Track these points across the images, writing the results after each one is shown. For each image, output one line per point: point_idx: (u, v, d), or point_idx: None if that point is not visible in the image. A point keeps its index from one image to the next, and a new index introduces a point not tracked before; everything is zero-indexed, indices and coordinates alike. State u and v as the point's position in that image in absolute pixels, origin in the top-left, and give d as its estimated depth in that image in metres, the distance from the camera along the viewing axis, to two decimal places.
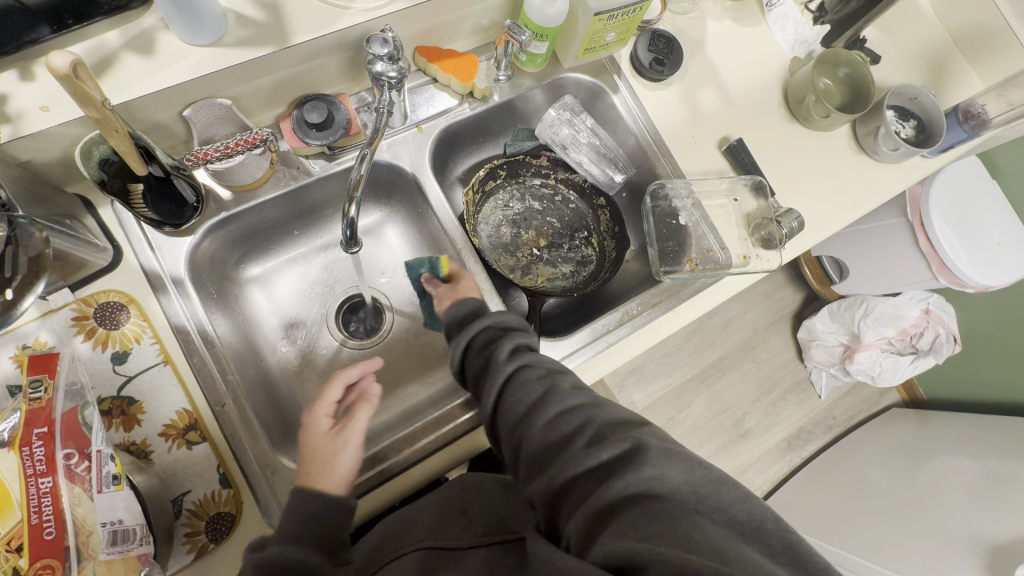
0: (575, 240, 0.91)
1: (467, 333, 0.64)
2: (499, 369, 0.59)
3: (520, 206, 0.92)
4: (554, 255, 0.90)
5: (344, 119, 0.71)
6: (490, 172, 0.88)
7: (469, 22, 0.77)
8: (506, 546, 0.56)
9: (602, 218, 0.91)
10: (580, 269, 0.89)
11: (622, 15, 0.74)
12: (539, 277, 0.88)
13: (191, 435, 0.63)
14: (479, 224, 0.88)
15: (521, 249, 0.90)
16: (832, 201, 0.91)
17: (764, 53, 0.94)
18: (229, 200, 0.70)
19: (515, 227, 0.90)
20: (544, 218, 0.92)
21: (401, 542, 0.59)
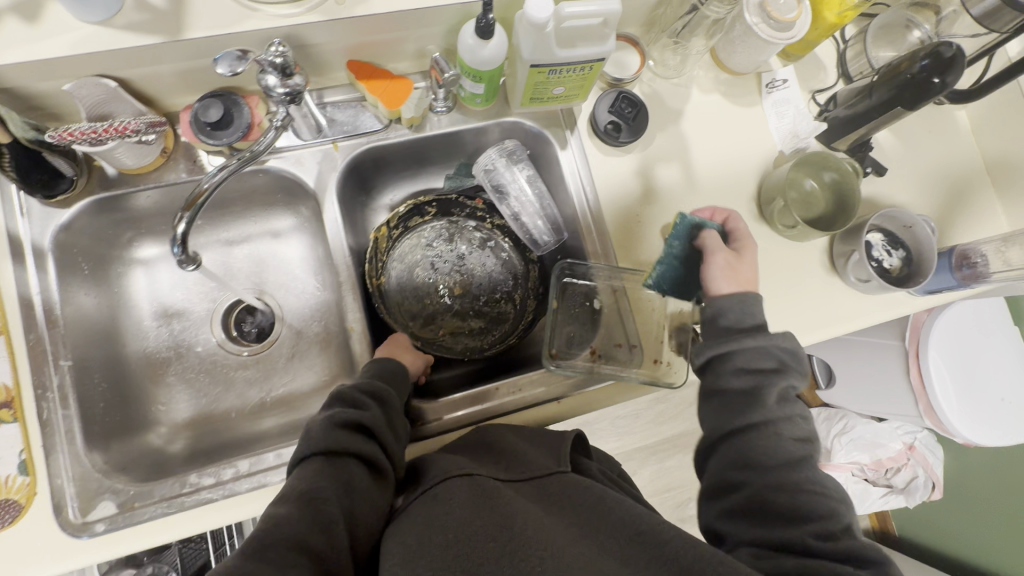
0: (494, 295, 0.85)
1: (730, 344, 0.63)
2: (768, 422, 0.60)
3: (444, 248, 0.86)
4: (465, 308, 0.84)
5: (244, 122, 0.67)
6: (416, 208, 0.84)
7: (411, 45, 0.72)
8: (544, 478, 0.60)
9: (531, 275, 0.86)
10: (492, 327, 0.84)
11: (567, 71, 0.67)
12: (442, 330, 0.83)
13: (3, 412, 0.61)
14: (390, 262, 0.83)
15: (430, 297, 0.84)
16: (783, 319, 0.80)
17: (749, 138, 0.84)
18: (115, 179, 0.68)
19: (431, 271, 0.84)
20: (466, 266, 0.86)
21: (440, 470, 0.59)
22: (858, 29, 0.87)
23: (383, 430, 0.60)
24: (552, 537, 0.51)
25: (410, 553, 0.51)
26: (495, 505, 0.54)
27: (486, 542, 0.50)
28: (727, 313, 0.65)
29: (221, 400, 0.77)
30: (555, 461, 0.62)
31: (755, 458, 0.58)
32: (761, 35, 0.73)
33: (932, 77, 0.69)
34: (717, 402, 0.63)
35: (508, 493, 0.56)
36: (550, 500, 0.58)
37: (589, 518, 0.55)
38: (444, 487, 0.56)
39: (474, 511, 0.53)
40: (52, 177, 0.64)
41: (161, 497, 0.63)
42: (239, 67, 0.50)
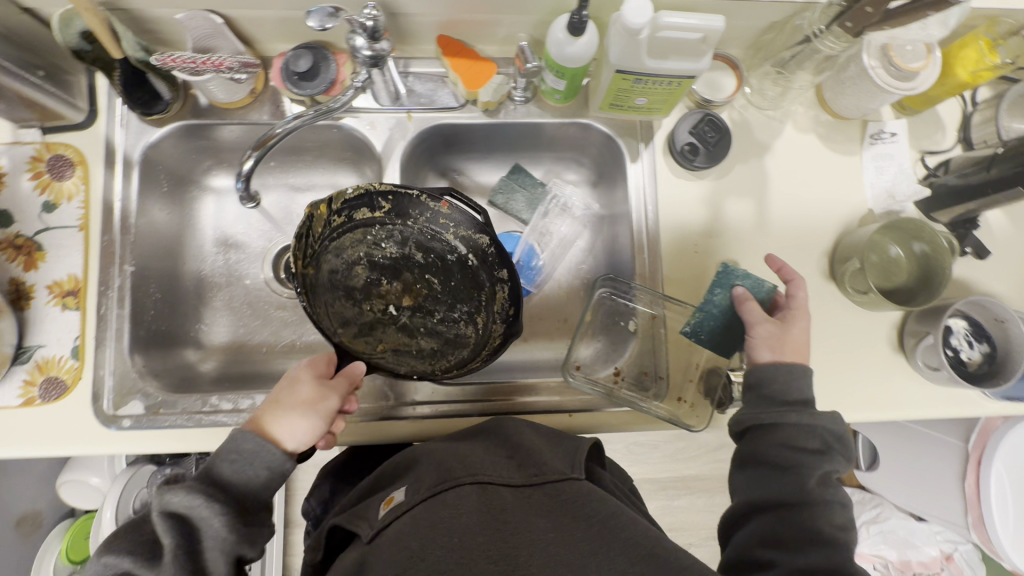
0: (455, 313, 0.74)
1: (779, 419, 0.60)
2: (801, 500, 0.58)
3: (394, 248, 0.74)
4: (415, 322, 0.75)
5: (329, 77, 0.69)
6: (365, 196, 0.68)
7: (501, 29, 0.71)
8: (556, 486, 0.60)
9: (497, 296, 0.71)
10: (440, 348, 0.74)
11: (652, 83, 0.64)
12: (379, 345, 0.73)
13: (68, 299, 0.67)
14: (326, 254, 0.71)
15: (376, 301, 0.75)
16: (829, 388, 0.74)
17: (837, 188, 0.77)
18: (206, 110, 0.73)
19: (377, 273, 0.75)
20: (424, 275, 0.75)
21: (449, 472, 0.61)
22: (993, 93, 0.78)
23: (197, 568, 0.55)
24: (556, 562, 0.52)
25: (412, 558, 0.52)
26: (500, 521, 0.56)
27: (486, 562, 0.52)
28: (773, 383, 0.61)
29: (256, 334, 0.81)
30: (569, 466, 0.61)
31: (783, 534, 0.57)
32: (876, 80, 0.67)
33: None
34: (751, 470, 0.61)
35: (516, 509, 0.58)
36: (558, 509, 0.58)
37: (598, 530, 0.55)
38: (453, 494, 0.58)
39: (481, 525, 0.55)
40: (151, 97, 0.69)
41: (183, 410, 0.68)
42: (329, 23, 0.52)
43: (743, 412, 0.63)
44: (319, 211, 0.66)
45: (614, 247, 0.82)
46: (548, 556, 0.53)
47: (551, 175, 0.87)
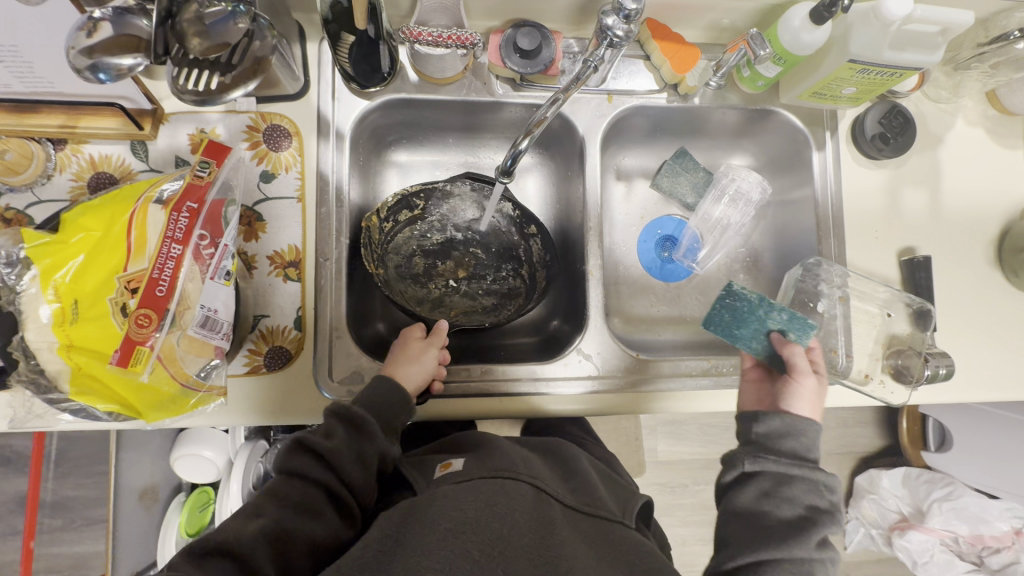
0: (508, 267, 0.81)
1: (790, 471, 0.62)
2: (810, 561, 0.58)
3: (438, 236, 0.81)
4: (474, 289, 0.81)
5: (548, 59, 0.69)
6: (404, 200, 0.77)
7: (710, 15, 0.73)
8: (606, 523, 0.57)
9: (533, 251, 0.79)
10: (501, 303, 0.80)
11: (876, 73, 0.66)
12: (450, 312, 0.79)
13: (290, 270, 0.68)
14: (388, 253, 0.78)
15: (433, 283, 0.80)
16: (1001, 370, 0.76)
17: (1005, 181, 0.81)
18: (414, 85, 0.73)
19: (430, 258, 0.81)
20: (468, 247, 0.82)
21: (509, 465, 0.59)
22: None
23: (347, 467, 0.59)
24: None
25: (463, 525, 0.50)
26: (550, 528, 0.53)
27: (524, 560, 0.49)
28: (796, 438, 0.64)
29: None
30: (620, 512, 0.60)
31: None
32: None
33: None
34: (753, 522, 0.61)
35: (566, 524, 0.55)
36: (605, 544, 0.55)
37: (635, 575, 0.51)
38: (512, 485, 0.56)
39: (529, 521, 0.53)
40: (372, 69, 0.70)
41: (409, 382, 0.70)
42: None
43: (752, 451, 0.65)
44: (374, 218, 0.74)
45: (786, 232, 0.85)
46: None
47: (718, 160, 0.89)
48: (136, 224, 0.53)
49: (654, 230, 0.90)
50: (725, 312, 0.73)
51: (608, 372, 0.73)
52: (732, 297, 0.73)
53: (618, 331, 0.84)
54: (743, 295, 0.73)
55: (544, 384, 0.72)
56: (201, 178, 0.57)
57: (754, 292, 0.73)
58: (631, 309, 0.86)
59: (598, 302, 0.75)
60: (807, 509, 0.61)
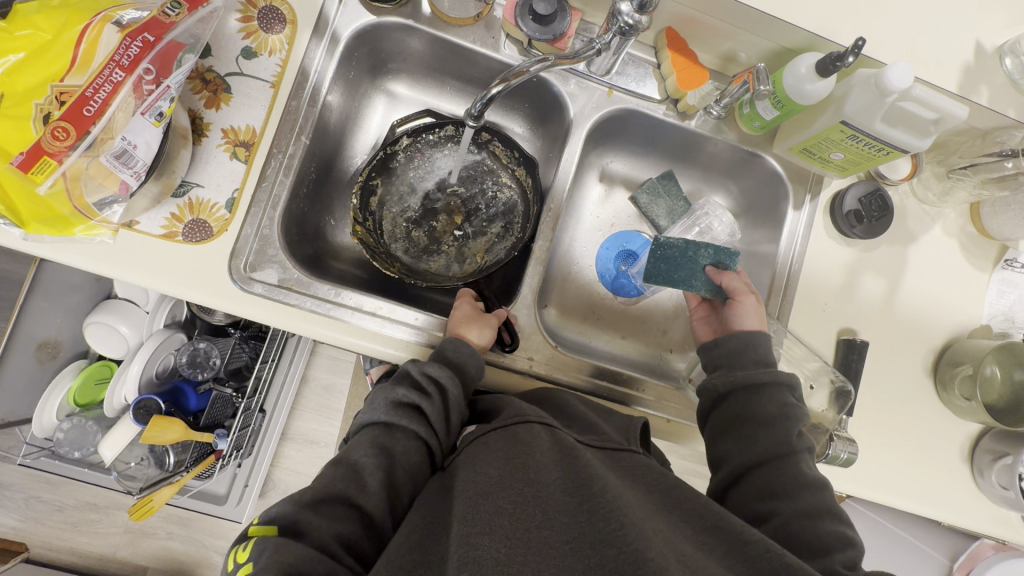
0: (502, 189, 0.82)
1: (763, 377, 0.62)
2: (794, 453, 0.58)
3: (415, 200, 0.81)
4: (475, 225, 0.82)
5: (559, 32, 0.69)
6: (363, 191, 0.76)
7: (729, 44, 0.73)
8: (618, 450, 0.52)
9: (496, 153, 0.80)
10: (510, 219, 0.82)
11: (862, 144, 0.66)
12: (476, 254, 0.80)
13: (239, 149, 0.66)
14: (390, 244, 0.78)
15: (442, 237, 0.81)
16: (901, 473, 0.76)
17: (962, 298, 0.81)
18: (425, 16, 0.71)
19: (423, 220, 0.81)
20: (450, 193, 0.82)
21: (519, 411, 0.54)
22: None
23: (438, 423, 0.60)
24: (629, 502, 0.42)
25: (488, 485, 0.44)
26: (569, 456, 0.47)
27: (560, 492, 0.43)
28: (757, 348, 0.65)
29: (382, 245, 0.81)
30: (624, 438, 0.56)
31: (778, 485, 0.56)
32: None
33: None
34: (737, 431, 0.61)
35: (588, 454, 0.49)
36: (628, 467, 0.49)
37: (663, 495, 0.45)
38: (524, 429, 0.50)
39: (553, 457, 0.47)
40: None
41: (319, 296, 0.68)
42: None
43: (712, 378, 0.65)
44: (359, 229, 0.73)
45: None
46: (620, 493, 0.43)
47: (701, 193, 0.89)
48: (88, 38, 0.51)
49: (619, 241, 0.88)
50: (659, 262, 0.71)
51: (520, 354, 0.72)
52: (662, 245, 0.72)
53: (549, 323, 0.82)
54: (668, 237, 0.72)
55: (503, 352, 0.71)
56: (168, 16, 0.55)
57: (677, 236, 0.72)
58: (569, 326, 0.84)
59: (534, 282, 0.74)
60: (783, 408, 0.60)
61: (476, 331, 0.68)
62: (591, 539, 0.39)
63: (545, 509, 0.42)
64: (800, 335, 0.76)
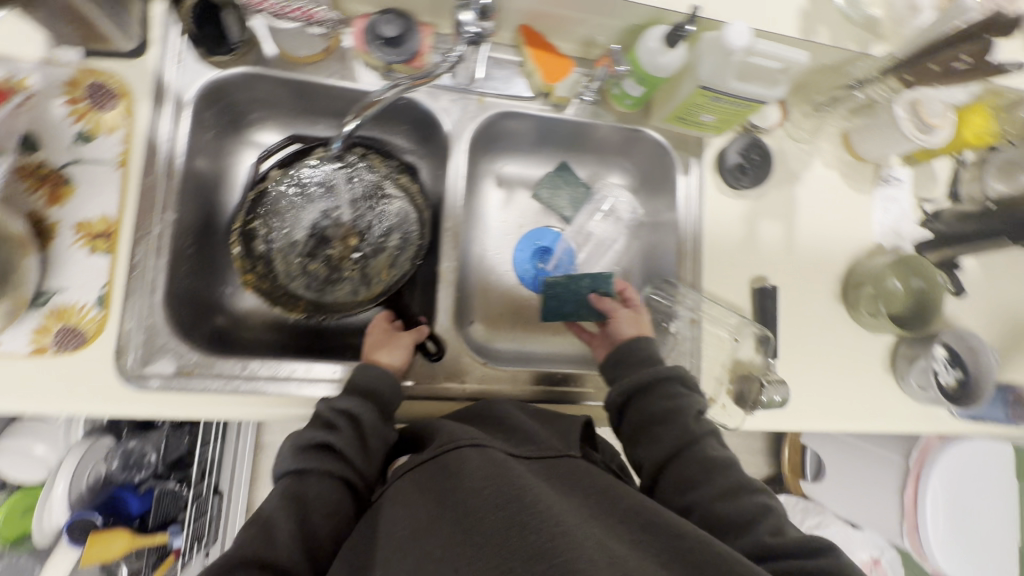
0: (391, 202, 0.80)
1: (654, 377, 0.63)
2: (697, 441, 0.59)
3: (303, 233, 0.78)
4: (373, 244, 0.79)
5: (412, 50, 0.67)
6: (244, 236, 0.75)
7: (584, 30, 0.74)
8: (555, 459, 0.48)
9: (374, 164, 0.80)
10: (407, 229, 0.79)
11: (727, 103, 0.68)
12: (380, 272, 0.78)
13: (98, 242, 0.61)
14: (288, 285, 0.76)
15: (341, 265, 0.78)
16: (833, 399, 0.80)
17: (853, 222, 0.86)
18: (271, 59, 0.69)
19: (317, 252, 0.78)
20: (339, 218, 0.79)
21: (450, 435, 0.48)
22: (978, 156, 0.90)
23: (354, 456, 0.57)
24: (565, 515, 0.38)
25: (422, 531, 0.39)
26: (499, 472, 0.42)
27: (491, 510, 0.38)
28: (640, 350, 0.67)
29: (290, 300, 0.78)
30: (565, 445, 0.51)
31: (692, 476, 0.56)
32: (904, 130, 0.75)
33: None
34: (645, 435, 0.61)
35: (521, 466, 0.44)
36: (566, 476, 0.45)
37: (602, 502, 0.42)
38: (454, 456, 0.45)
39: (486, 476, 0.42)
40: (220, 39, 0.64)
41: (229, 373, 0.64)
42: None
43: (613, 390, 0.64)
44: (249, 278, 0.74)
45: (652, 253, 0.86)
46: (556, 505, 0.38)
47: (598, 176, 0.90)
48: None
49: (531, 240, 0.88)
50: (548, 299, 0.79)
51: (451, 380, 0.70)
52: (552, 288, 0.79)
53: (478, 339, 0.81)
54: (553, 281, 0.79)
55: (437, 379, 0.70)
56: None
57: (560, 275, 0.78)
58: (500, 339, 0.83)
59: (449, 303, 0.72)
60: (676, 401, 0.61)
61: (388, 353, 0.67)
62: (520, 559, 0.35)
63: (475, 538, 0.37)
64: (717, 293, 0.79)
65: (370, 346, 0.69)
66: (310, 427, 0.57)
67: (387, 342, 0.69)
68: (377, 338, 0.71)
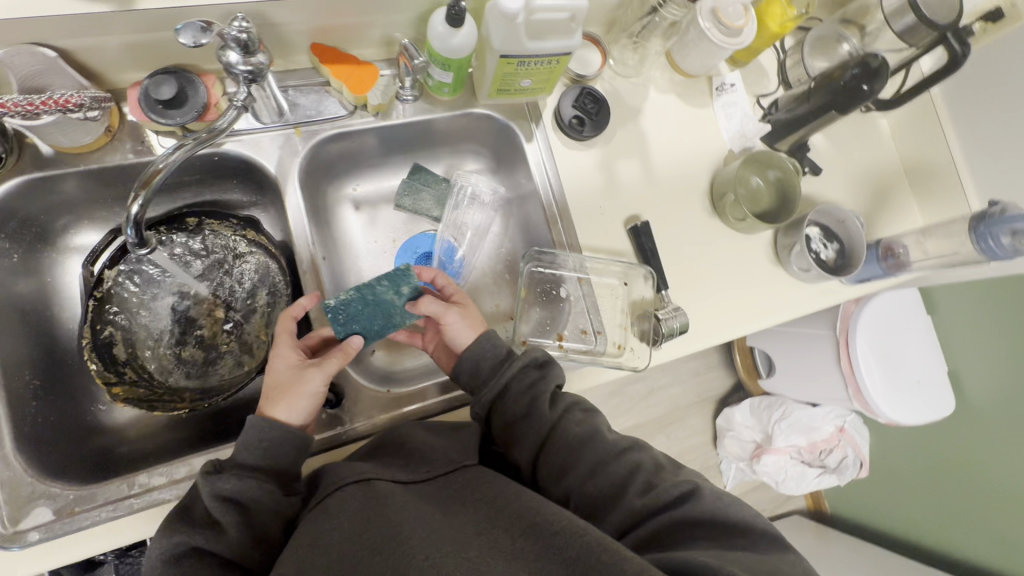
0: (248, 261, 0.75)
1: (503, 379, 0.64)
2: (557, 422, 0.62)
3: (162, 323, 0.73)
4: (241, 309, 0.76)
5: (202, 102, 0.63)
6: (96, 349, 0.67)
7: (377, 31, 0.71)
8: (446, 477, 0.53)
9: (215, 228, 0.74)
10: (272, 283, 0.76)
11: (534, 64, 0.68)
12: (259, 335, 0.75)
13: None
14: (165, 380, 0.72)
15: (215, 341, 0.74)
16: (732, 307, 0.83)
17: (702, 137, 0.88)
18: (50, 157, 0.63)
19: (184, 337, 0.73)
20: (196, 296, 0.75)
21: (335, 477, 0.51)
22: (796, 40, 0.94)
23: (227, 537, 0.51)
24: (442, 539, 0.42)
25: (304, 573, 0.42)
26: (383, 509, 0.46)
27: (368, 552, 0.42)
28: (485, 354, 0.66)
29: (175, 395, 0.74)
30: (461, 455, 0.56)
31: (563, 459, 0.60)
32: (713, 39, 0.77)
33: (862, 84, 0.77)
34: (514, 433, 0.63)
35: (404, 496, 0.48)
36: (453, 498, 0.50)
37: (488, 512, 0.48)
38: (337, 498, 0.48)
39: (366, 518, 0.45)
40: None
41: (115, 496, 0.58)
42: (202, 38, 0.50)
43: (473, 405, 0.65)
44: (116, 392, 0.66)
45: (527, 225, 0.86)
46: (432, 532, 0.43)
47: (453, 168, 0.89)
48: None
49: (410, 251, 0.87)
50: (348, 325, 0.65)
51: (358, 420, 0.68)
52: (335, 308, 0.65)
53: (383, 367, 0.79)
54: (338, 300, 0.65)
55: (345, 423, 0.67)
56: None
57: (348, 290, 0.66)
58: (405, 358, 0.81)
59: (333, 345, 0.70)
60: (530, 390, 0.64)
61: (289, 408, 0.58)
62: None
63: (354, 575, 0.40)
64: (595, 246, 0.80)
65: (269, 392, 0.60)
66: (194, 520, 0.52)
67: (286, 387, 0.60)
68: (282, 374, 0.61)
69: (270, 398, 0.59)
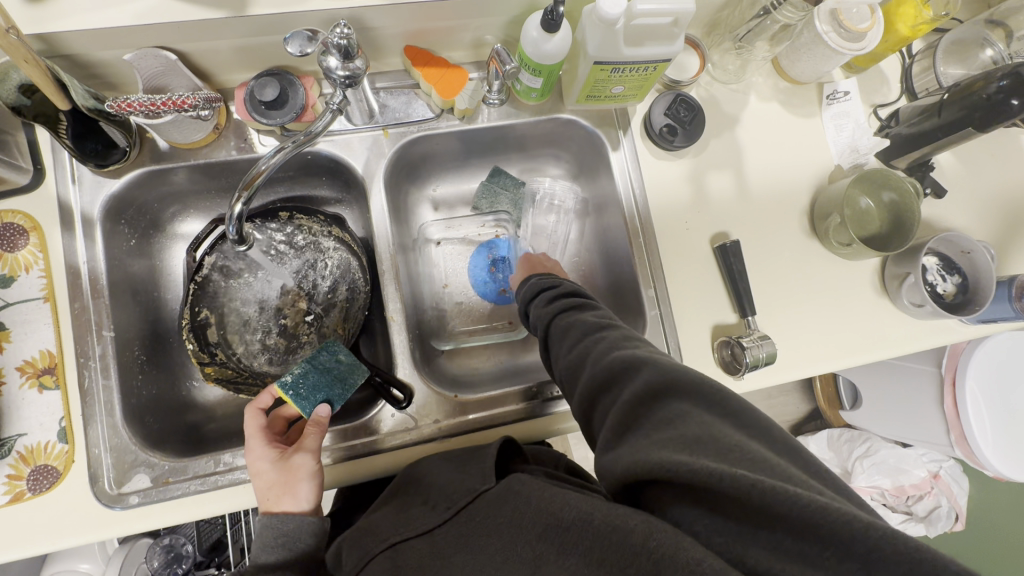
0: (331, 256, 0.78)
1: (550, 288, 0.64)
2: (572, 327, 0.55)
3: (252, 309, 0.77)
4: (323, 301, 0.78)
5: (300, 104, 0.65)
6: (194, 331, 0.73)
7: (469, 34, 0.71)
8: (467, 513, 0.47)
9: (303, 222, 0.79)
10: (350, 277, 0.78)
11: (630, 70, 0.65)
12: (337, 327, 0.77)
13: (45, 379, 0.62)
14: (253, 363, 0.76)
15: (297, 331, 0.78)
16: (825, 338, 0.76)
17: (806, 150, 0.81)
18: (166, 152, 0.68)
19: (270, 324, 0.77)
20: (283, 286, 0.78)
21: (364, 546, 0.50)
22: (927, 43, 0.83)
23: None
24: None
25: None
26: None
27: None
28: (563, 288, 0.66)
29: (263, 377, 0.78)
30: (481, 481, 0.49)
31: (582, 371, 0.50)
32: (829, 44, 0.70)
33: (1011, 98, 0.67)
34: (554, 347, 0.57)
35: (432, 559, 0.46)
36: (478, 537, 0.45)
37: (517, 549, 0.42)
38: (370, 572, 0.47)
39: None
40: (105, 147, 0.65)
41: (205, 471, 0.63)
42: (307, 47, 0.54)
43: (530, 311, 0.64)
44: (210, 371, 0.72)
45: (605, 236, 0.84)
46: None
47: (533, 173, 0.88)
48: None
49: (484, 254, 0.85)
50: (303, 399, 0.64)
51: (424, 421, 0.69)
52: (292, 386, 0.64)
53: (450, 368, 0.80)
54: (295, 376, 0.65)
55: (411, 421, 0.69)
56: None
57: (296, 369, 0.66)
58: (473, 362, 0.82)
59: (404, 346, 0.71)
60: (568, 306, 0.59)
61: (293, 501, 0.58)
62: None
63: None
64: (679, 263, 0.75)
65: (266, 497, 0.58)
66: None
67: (282, 481, 0.58)
68: (269, 479, 0.59)
69: (268, 501, 0.58)
